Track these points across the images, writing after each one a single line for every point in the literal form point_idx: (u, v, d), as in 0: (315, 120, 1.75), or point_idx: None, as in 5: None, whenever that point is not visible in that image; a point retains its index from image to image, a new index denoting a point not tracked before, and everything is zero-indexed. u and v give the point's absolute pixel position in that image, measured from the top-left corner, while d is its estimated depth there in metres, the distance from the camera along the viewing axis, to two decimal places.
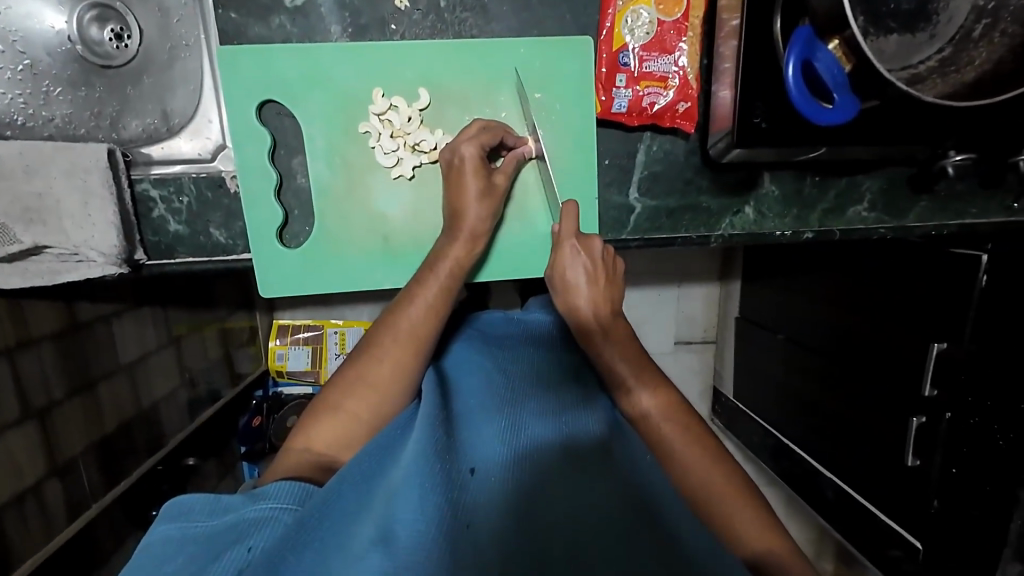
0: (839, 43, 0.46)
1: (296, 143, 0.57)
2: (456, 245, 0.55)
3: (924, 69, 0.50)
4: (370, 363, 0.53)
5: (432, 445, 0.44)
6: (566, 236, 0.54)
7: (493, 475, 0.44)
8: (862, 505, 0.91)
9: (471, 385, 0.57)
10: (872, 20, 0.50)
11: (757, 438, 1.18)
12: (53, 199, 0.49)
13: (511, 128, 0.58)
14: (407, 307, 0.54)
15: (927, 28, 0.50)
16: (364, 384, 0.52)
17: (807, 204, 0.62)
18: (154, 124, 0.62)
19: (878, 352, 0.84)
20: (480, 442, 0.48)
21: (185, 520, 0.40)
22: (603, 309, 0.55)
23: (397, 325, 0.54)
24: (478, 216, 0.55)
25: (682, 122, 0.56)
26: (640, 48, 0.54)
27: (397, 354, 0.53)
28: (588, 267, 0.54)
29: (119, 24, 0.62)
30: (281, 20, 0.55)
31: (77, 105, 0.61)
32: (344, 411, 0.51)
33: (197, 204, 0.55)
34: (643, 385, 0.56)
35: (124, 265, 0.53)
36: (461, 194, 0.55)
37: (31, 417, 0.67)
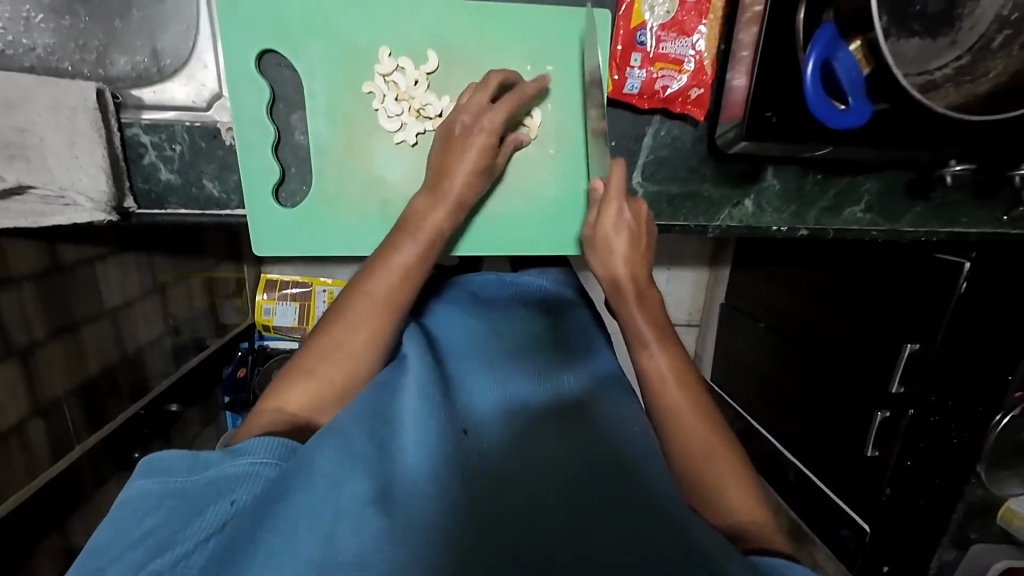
0: (860, 44, 0.45)
1: (298, 99, 0.54)
2: (444, 212, 0.52)
3: (940, 76, 0.44)
4: (342, 329, 0.48)
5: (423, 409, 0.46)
6: (614, 195, 0.54)
7: (485, 434, 0.46)
8: (819, 489, 0.96)
9: (464, 347, 0.58)
10: (895, 20, 0.44)
11: (728, 419, 1.23)
12: (36, 136, 0.47)
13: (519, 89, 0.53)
14: (383, 268, 0.50)
15: (950, 32, 0.44)
16: (337, 349, 0.48)
17: (807, 201, 0.63)
18: (143, 63, 0.60)
19: (855, 347, 0.87)
20: (472, 401, 0.49)
21: (163, 474, 0.41)
22: (638, 271, 0.55)
23: (372, 287, 0.49)
24: (470, 189, 0.52)
25: (692, 109, 0.55)
26: (658, 28, 0.52)
27: (374, 319, 0.49)
28: (630, 226, 0.54)
29: None
30: None
31: (61, 35, 0.59)
32: (316, 374, 0.47)
33: (189, 155, 0.53)
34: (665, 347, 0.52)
35: (112, 212, 0.51)
36: (462, 161, 0.51)
37: (13, 355, 0.66)
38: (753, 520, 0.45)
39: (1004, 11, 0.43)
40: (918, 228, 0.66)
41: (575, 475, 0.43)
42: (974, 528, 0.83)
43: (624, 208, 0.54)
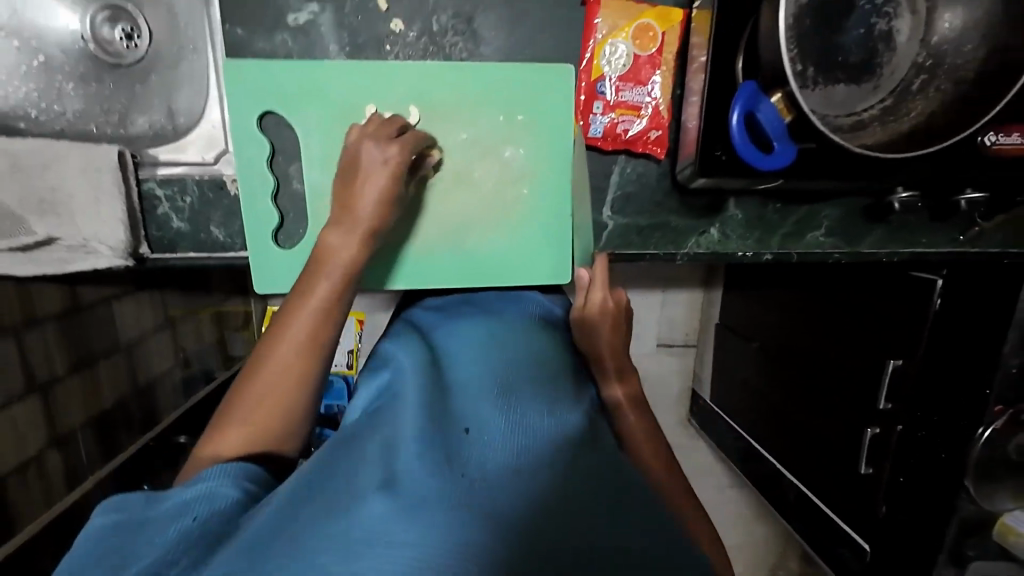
0: (781, 96, 0.48)
1: (294, 151, 0.59)
2: (357, 237, 0.50)
3: (867, 117, 0.49)
4: (258, 373, 0.45)
5: (424, 412, 0.41)
6: (599, 284, 0.60)
7: (495, 430, 0.40)
8: (819, 508, 0.96)
9: (462, 346, 0.52)
10: (820, 70, 0.47)
11: (728, 439, 1.23)
12: (65, 194, 0.54)
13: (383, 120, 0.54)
14: (298, 305, 0.47)
15: (871, 79, 0.48)
16: (255, 394, 0.44)
17: (769, 228, 0.67)
18: (160, 121, 0.67)
19: (845, 365, 0.88)
20: (474, 394, 0.44)
21: (117, 511, 0.37)
22: (620, 350, 0.59)
23: (289, 322, 0.46)
24: (376, 214, 0.51)
25: (653, 148, 0.60)
26: (617, 79, 0.57)
27: (293, 357, 0.45)
28: (613, 312, 0.59)
29: (130, 24, 0.68)
30: (283, 37, 0.55)
31: (89, 100, 0.67)
32: (246, 423, 0.43)
33: (199, 204, 0.59)
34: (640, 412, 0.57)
35: (129, 258, 0.57)
36: (358, 190, 0.50)
37: (35, 390, 0.73)
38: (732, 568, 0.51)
39: (918, 58, 0.47)
40: (879, 250, 0.69)
41: (591, 485, 0.38)
42: (971, 545, 0.84)
43: (608, 297, 0.60)
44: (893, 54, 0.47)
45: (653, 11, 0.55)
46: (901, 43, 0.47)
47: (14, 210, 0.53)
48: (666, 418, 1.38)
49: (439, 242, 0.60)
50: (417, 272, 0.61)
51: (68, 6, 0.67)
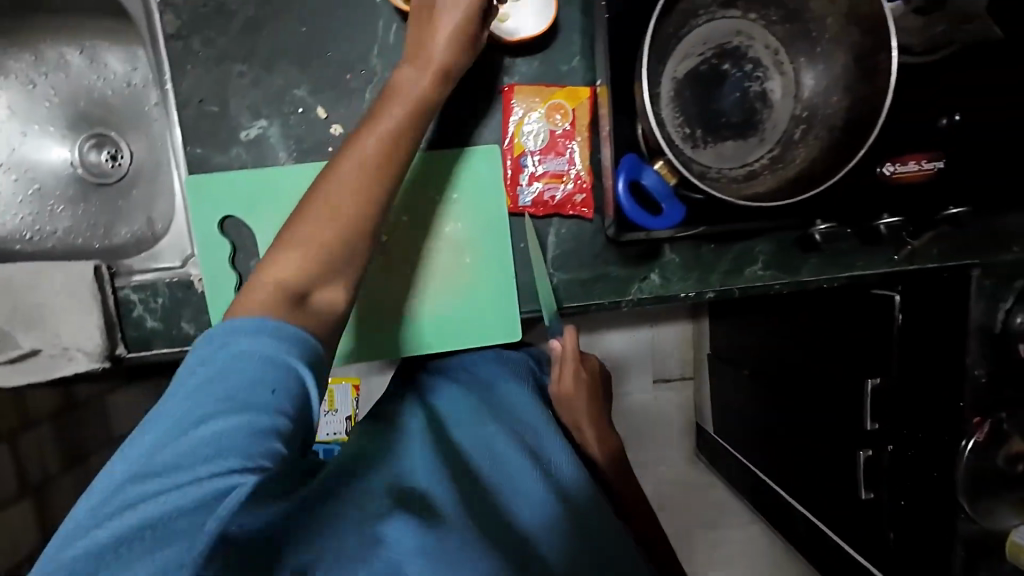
0: (664, 163, 0.50)
1: (253, 246, 0.63)
2: (426, 81, 0.53)
3: (758, 166, 0.53)
4: (331, 182, 0.47)
5: (429, 459, 0.51)
6: (569, 356, 0.67)
7: (483, 485, 0.51)
8: (830, 537, 0.95)
9: (460, 403, 0.61)
10: (707, 130, 0.53)
11: (734, 471, 1.21)
12: (48, 308, 0.60)
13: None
14: (370, 127, 0.49)
15: (756, 133, 0.53)
16: (324, 206, 0.46)
17: (706, 267, 0.70)
18: (141, 230, 0.74)
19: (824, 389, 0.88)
20: (483, 449, 0.55)
21: (98, 504, 0.34)
22: (595, 413, 0.68)
23: (361, 145, 0.48)
24: (444, 52, 0.53)
25: (582, 209, 0.65)
26: (538, 152, 0.63)
27: (362, 177, 0.47)
28: (587, 381, 0.68)
29: (113, 147, 0.76)
30: (238, 150, 0.62)
31: (77, 218, 0.75)
32: (300, 251, 0.44)
33: (170, 304, 0.64)
34: (611, 466, 0.67)
35: (106, 360, 0.61)
36: (435, 26, 0.53)
37: (28, 493, 0.78)
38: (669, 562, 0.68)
39: (796, 112, 0.53)
40: (819, 276, 0.72)
41: (559, 544, 0.49)
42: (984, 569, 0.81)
43: (579, 368, 0.67)
44: (772, 111, 0.53)
45: (563, 92, 0.62)
46: (777, 102, 0.53)
47: (2, 328, 0.59)
48: (673, 454, 1.35)
49: (389, 316, 0.65)
50: (369, 345, 0.65)
51: (58, 139, 0.76)
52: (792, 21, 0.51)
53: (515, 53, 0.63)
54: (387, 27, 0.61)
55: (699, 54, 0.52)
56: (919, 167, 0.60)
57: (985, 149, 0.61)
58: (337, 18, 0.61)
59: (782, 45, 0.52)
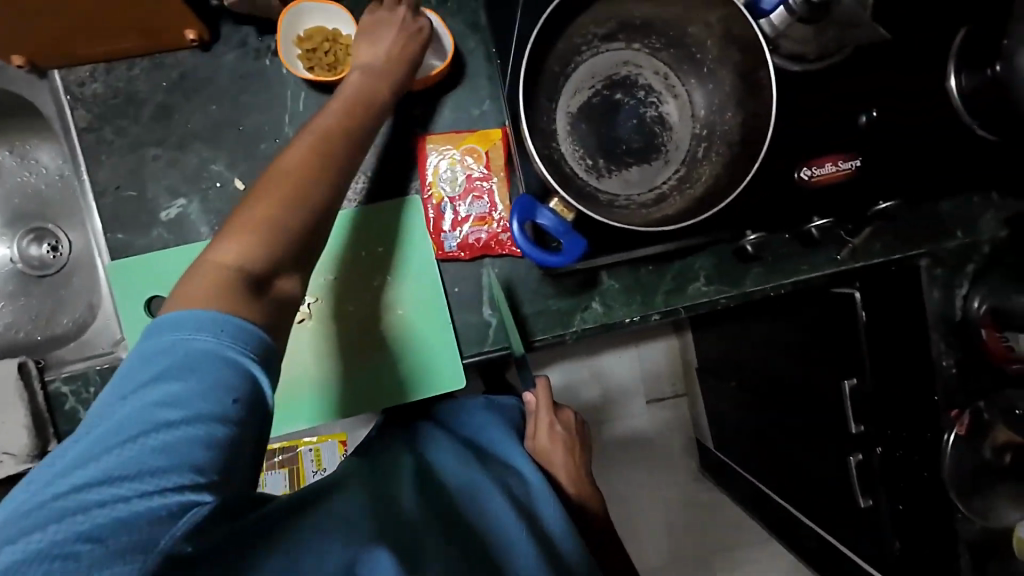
0: (558, 200, 0.47)
1: None
2: (375, 73, 0.55)
3: (667, 187, 0.53)
4: (271, 173, 0.47)
5: (418, 502, 0.47)
6: (544, 407, 0.66)
7: (475, 524, 0.48)
8: (836, 550, 0.90)
9: (449, 443, 0.58)
10: (609, 159, 0.53)
11: (741, 486, 1.16)
12: None
13: (375, 68, 0.56)
14: (316, 124, 0.51)
15: (660, 155, 0.53)
16: (274, 181, 0.46)
17: (648, 289, 0.69)
18: (81, 317, 0.74)
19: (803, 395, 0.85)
20: (471, 478, 0.52)
21: (28, 526, 0.32)
22: (578, 466, 0.65)
23: (310, 133, 0.50)
24: (393, 52, 0.56)
25: (511, 247, 0.64)
26: (456, 198, 0.63)
27: (311, 162, 0.48)
28: (564, 434, 0.66)
29: (53, 239, 0.77)
30: (159, 231, 0.62)
31: (17, 311, 0.75)
32: (249, 225, 0.44)
33: (102, 391, 0.61)
34: (596, 513, 0.65)
35: (36, 457, 0.60)
36: (378, 32, 0.57)
37: None
38: None
39: (695, 131, 0.53)
40: (765, 285, 0.71)
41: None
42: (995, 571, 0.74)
43: (554, 422, 0.66)
44: (673, 132, 0.54)
45: (474, 136, 0.63)
46: (675, 123, 0.54)
47: None
48: (678, 478, 1.31)
49: (328, 376, 0.65)
50: (310, 408, 0.65)
51: None
52: (675, 46, 0.52)
53: (425, 105, 0.65)
54: (296, 97, 0.63)
55: (590, 88, 0.53)
56: (835, 168, 0.60)
57: (896, 143, 0.61)
58: (246, 93, 0.62)
59: (671, 69, 0.53)
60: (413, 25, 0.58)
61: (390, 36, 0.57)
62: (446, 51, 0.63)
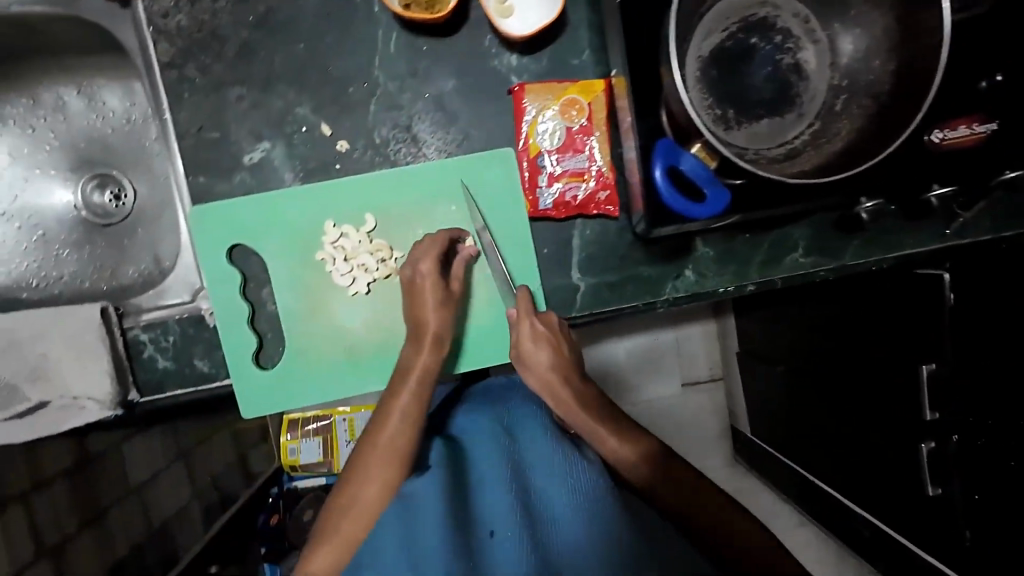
0: (700, 145, 0.48)
1: (264, 275, 0.61)
2: (435, 252, 0.58)
3: (799, 143, 0.49)
4: (386, 416, 0.57)
5: (442, 515, 0.58)
6: (526, 316, 0.57)
7: (506, 534, 0.56)
8: (898, 542, 0.80)
9: (480, 453, 0.64)
10: (739, 110, 0.49)
11: (780, 473, 1.06)
12: (53, 359, 0.57)
13: (424, 304, 0.58)
14: (401, 383, 0.58)
15: (793, 108, 0.49)
16: (383, 428, 0.57)
17: (743, 259, 0.66)
18: (148, 268, 0.72)
19: (876, 379, 0.71)
20: (484, 505, 0.59)
21: None
22: (570, 374, 0.57)
23: (404, 373, 0.58)
24: (438, 316, 0.58)
25: (607, 207, 0.61)
26: (555, 152, 0.59)
27: (415, 397, 0.57)
28: (547, 339, 0.57)
29: (117, 186, 0.74)
30: (242, 176, 0.59)
31: (82, 261, 0.72)
32: (381, 445, 0.56)
33: (181, 341, 0.60)
34: (618, 430, 0.55)
35: (118, 406, 0.58)
36: (424, 305, 0.58)
37: (44, 555, 0.77)
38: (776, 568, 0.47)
39: (833, 81, 0.49)
40: (863, 260, 0.67)
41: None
42: None
43: (536, 322, 0.57)
44: (809, 83, 0.49)
45: (576, 87, 0.59)
46: (812, 72, 0.49)
47: (11, 382, 0.57)
48: (709, 461, 1.22)
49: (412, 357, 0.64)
50: None
51: (60, 182, 0.74)
52: None
53: (522, 52, 0.61)
54: (387, 37, 0.59)
55: (723, 30, 0.49)
56: (970, 131, 0.54)
57: None
58: (332, 34, 0.58)
59: (813, 12, 0.49)
60: (446, 291, 0.59)
61: (436, 319, 0.58)
62: (551, 6, 0.58)
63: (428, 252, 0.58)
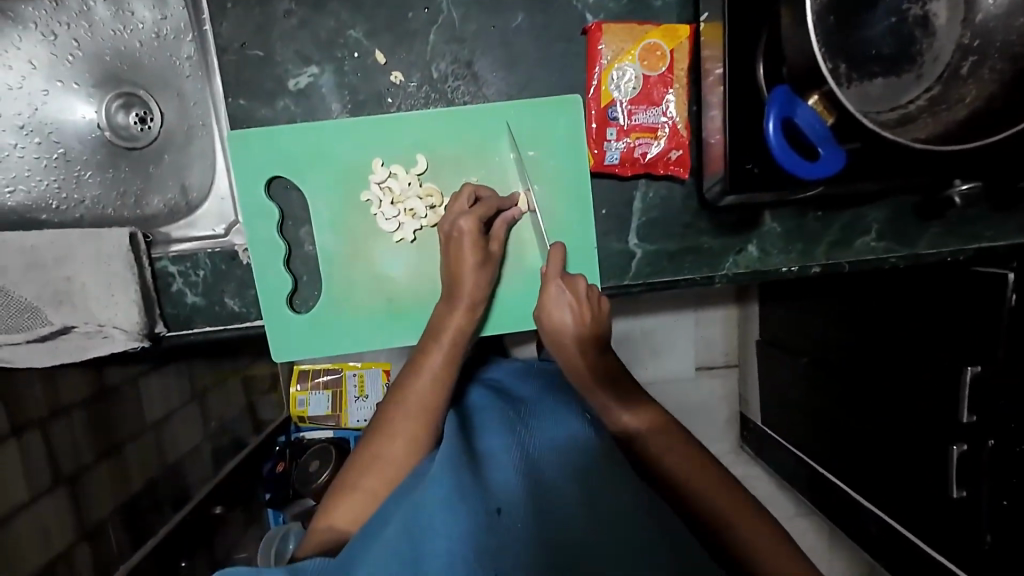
0: (819, 98, 0.46)
1: (304, 214, 0.57)
2: (479, 211, 0.53)
3: (914, 108, 0.46)
4: (415, 375, 0.54)
5: (453, 490, 0.44)
6: (553, 277, 0.53)
7: (520, 511, 0.45)
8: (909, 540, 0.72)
9: (489, 422, 0.56)
10: (854, 66, 0.45)
11: (788, 466, 0.95)
12: (80, 283, 0.54)
13: (462, 262, 0.53)
14: (436, 339, 0.54)
15: (912, 68, 0.45)
16: (414, 386, 0.54)
17: (811, 237, 0.61)
18: (174, 198, 0.67)
19: (904, 377, 0.67)
20: (502, 463, 0.49)
21: None
22: (590, 345, 0.53)
23: (439, 332, 0.54)
24: (477, 280, 0.54)
25: (676, 169, 0.56)
26: (628, 103, 0.54)
27: (448, 356, 0.54)
28: (573, 305, 0.52)
29: (142, 108, 0.69)
30: (285, 103, 0.55)
31: (105, 185, 0.68)
32: (413, 401, 0.53)
33: (212, 277, 0.57)
34: (632, 406, 0.53)
35: (145, 339, 0.55)
36: (461, 262, 0.53)
37: (62, 483, 0.72)
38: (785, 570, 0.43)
39: (963, 40, 0.45)
40: (939, 249, 0.63)
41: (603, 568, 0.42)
42: None
43: (563, 286, 0.53)
44: (933, 40, 0.45)
45: (659, 31, 0.53)
46: (940, 28, 0.45)
47: (32, 304, 0.53)
48: None
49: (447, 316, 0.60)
50: None
51: (84, 98, 0.69)
52: None
53: None
54: None
55: None
56: None
57: None
58: None
59: None
60: (486, 251, 0.54)
61: (474, 279, 0.53)
62: None
63: (475, 211, 0.53)
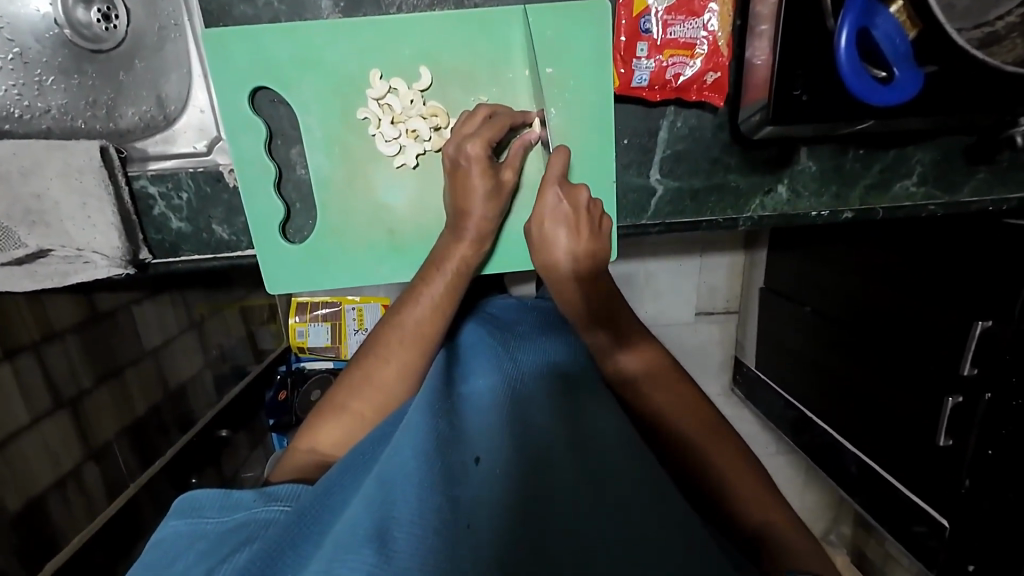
0: (902, 4, 0.41)
1: (294, 132, 0.52)
2: (489, 132, 0.48)
3: (1003, 26, 0.42)
4: (414, 305, 0.51)
5: (431, 438, 0.40)
6: (551, 182, 0.49)
7: (501, 462, 0.40)
8: (887, 483, 0.73)
9: (478, 364, 0.52)
10: None
11: (777, 411, 0.95)
12: (52, 200, 0.49)
13: (468, 193, 0.49)
14: (438, 270, 0.51)
15: None
16: (412, 316, 0.51)
17: (848, 180, 0.57)
18: (150, 111, 0.60)
19: (920, 337, 0.64)
20: (490, 410, 0.45)
21: (195, 516, 0.40)
22: (584, 272, 0.51)
23: (441, 262, 0.51)
24: (486, 214, 0.50)
25: (710, 95, 0.50)
26: (664, 12, 0.47)
27: (449, 288, 0.51)
28: (569, 216, 0.49)
29: (105, 3, 0.60)
30: None
31: (72, 93, 0.60)
32: (410, 331, 0.51)
33: (196, 201, 0.53)
34: (627, 346, 0.54)
35: (129, 265, 0.52)
36: (469, 194, 0.49)
37: (64, 406, 0.72)
38: (776, 524, 0.43)
39: None
40: (982, 197, 0.58)
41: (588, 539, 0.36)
42: None
43: (560, 193, 0.49)
44: None
45: None
46: None
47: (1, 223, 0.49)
48: None
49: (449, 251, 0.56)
50: None
51: None
52: None
53: None
54: None
55: None
56: None
57: None
58: None
59: None
60: (496, 179, 0.49)
61: (483, 211, 0.49)
62: None
63: (483, 133, 0.48)
